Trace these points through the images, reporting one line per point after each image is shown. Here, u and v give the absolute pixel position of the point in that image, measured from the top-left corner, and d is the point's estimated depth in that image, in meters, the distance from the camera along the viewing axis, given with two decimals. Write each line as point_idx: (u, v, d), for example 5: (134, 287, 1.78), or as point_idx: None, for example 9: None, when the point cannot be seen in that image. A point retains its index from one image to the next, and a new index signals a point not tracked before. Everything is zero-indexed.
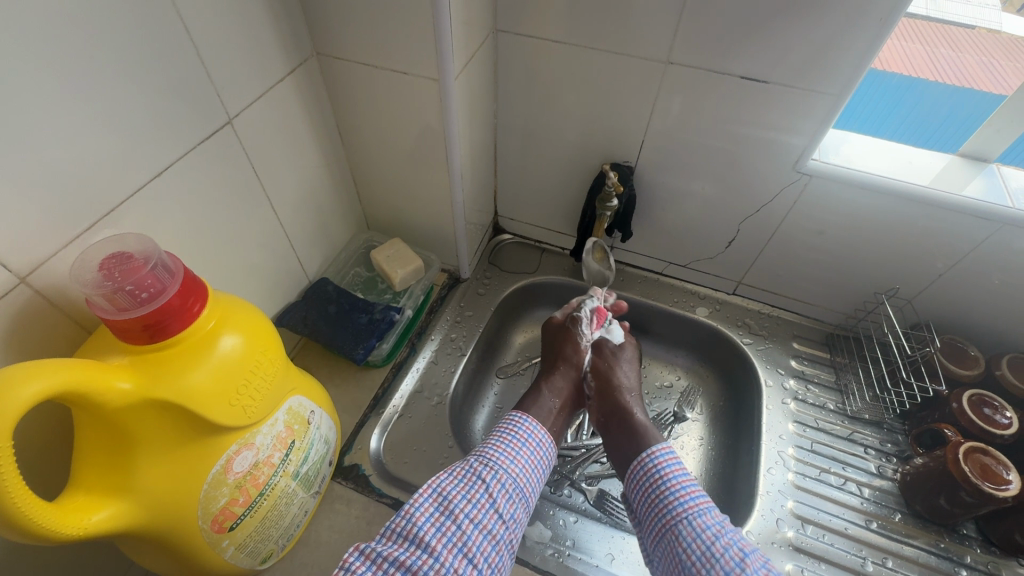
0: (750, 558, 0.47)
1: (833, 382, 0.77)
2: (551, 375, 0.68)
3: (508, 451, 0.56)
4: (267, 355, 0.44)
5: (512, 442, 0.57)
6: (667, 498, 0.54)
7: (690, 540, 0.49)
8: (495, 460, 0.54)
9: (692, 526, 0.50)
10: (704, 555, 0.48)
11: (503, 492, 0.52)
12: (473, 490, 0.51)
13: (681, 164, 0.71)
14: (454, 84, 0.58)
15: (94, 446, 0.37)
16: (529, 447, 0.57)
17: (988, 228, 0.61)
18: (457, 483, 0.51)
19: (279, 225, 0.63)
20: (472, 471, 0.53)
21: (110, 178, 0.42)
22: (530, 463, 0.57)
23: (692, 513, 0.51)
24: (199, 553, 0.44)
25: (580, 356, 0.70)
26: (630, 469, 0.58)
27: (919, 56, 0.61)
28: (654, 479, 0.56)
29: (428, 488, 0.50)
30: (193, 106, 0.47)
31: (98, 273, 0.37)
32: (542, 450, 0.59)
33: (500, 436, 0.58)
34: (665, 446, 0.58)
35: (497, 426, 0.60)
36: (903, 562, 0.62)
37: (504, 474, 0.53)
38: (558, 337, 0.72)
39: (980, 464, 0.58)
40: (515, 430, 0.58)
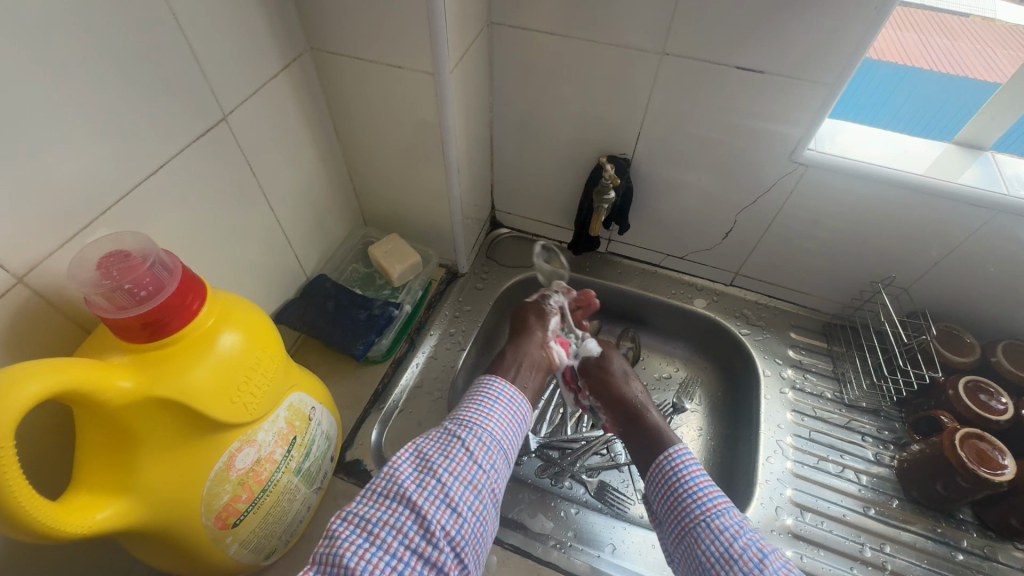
0: (769, 559, 0.48)
1: (831, 371, 0.77)
2: (517, 341, 0.69)
3: (482, 410, 0.56)
4: (267, 352, 0.44)
5: (484, 402, 0.57)
6: (685, 499, 0.54)
7: (708, 543, 0.50)
8: (469, 418, 0.55)
9: (710, 528, 0.51)
10: (722, 558, 0.49)
11: (480, 446, 0.53)
12: (450, 448, 0.52)
13: (678, 156, 0.71)
14: (449, 78, 0.58)
15: (96, 445, 0.37)
16: (502, 404, 0.58)
17: (984, 216, 0.61)
18: (435, 444, 0.52)
19: (276, 221, 0.63)
20: (448, 432, 0.53)
21: (105, 176, 0.41)
22: (506, 419, 0.57)
23: (710, 514, 0.52)
24: (204, 549, 0.45)
25: (544, 323, 0.71)
26: (649, 470, 0.59)
27: (913, 44, 0.61)
28: (672, 479, 0.56)
29: (406, 452, 0.51)
30: (187, 103, 0.46)
31: (96, 272, 0.37)
32: (515, 405, 0.59)
33: (473, 398, 0.58)
34: (680, 447, 0.59)
35: (471, 391, 0.60)
36: (901, 547, 0.63)
37: (480, 430, 0.54)
38: (526, 310, 0.73)
39: (976, 449, 0.59)
40: (487, 391, 0.59)
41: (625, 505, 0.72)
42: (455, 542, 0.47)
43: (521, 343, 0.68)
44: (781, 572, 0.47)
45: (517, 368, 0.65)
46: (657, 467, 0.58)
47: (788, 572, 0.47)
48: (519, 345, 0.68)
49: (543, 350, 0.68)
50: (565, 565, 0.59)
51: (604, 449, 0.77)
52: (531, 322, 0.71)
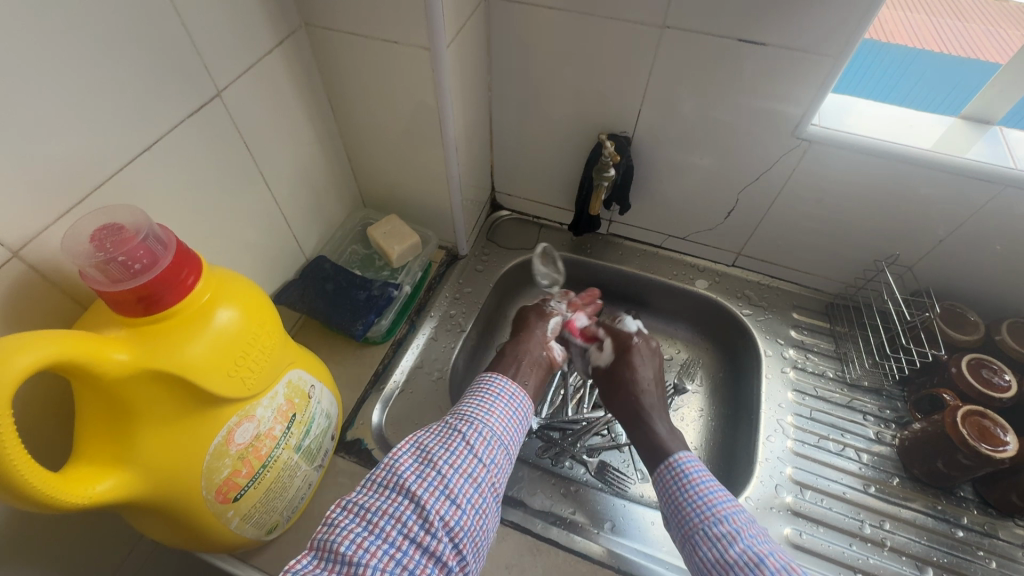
0: (766, 563, 0.44)
1: (833, 352, 0.77)
2: (518, 338, 0.70)
3: (483, 405, 0.57)
4: (263, 328, 0.45)
5: (485, 397, 0.58)
6: (685, 507, 0.51)
7: (706, 551, 0.47)
8: (471, 414, 0.55)
9: (708, 536, 0.48)
10: (719, 566, 0.46)
11: (480, 440, 0.53)
12: (452, 440, 0.52)
13: (680, 133, 0.70)
14: (445, 53, 0.57)
15: (95, 418, 0.37)
16: (504, 399, 0.58)
17: (990, 191, 0.60)
18: (435, 437, 0.52)
19: (273, 201, 0.63)
20: (449, 426, 0.54)
21: (98, 152, 0.41)
22: (507, 414, 0.57)
23: (708, 522, 0.48)
24: (204, 522, 0.45)
25: (543, 322, 0.73)
26: (653, 475, 0.56)
27: (923, 26, 0.62)
28: (671, 489, 0.53)
29: (407, 443, 0.52)
30: (179, 77, 0.46)
31: (89, 245, 0.36)
32: (516, 401, 0.59)
33: (476, 393, 0.59)
34: (682, 454, 0.55)
35: (473, 387, 0.60)
36: (901, 524, 0.62)
37: (481, 425, 0.54)
38: (528, 309, 0.75)
39: (978, 426, 0.59)
40: (489, 387, 0.59)
41: (626, 484, 0.74)
42: (453, 533, 0.47)
43: (522, 340, 0.69)
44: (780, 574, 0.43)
45: (517, 365, 0.65)
46: (659, 476, 0.55)
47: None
48: (518, 342, 0.69)
49: (544, 348, 0.69)
50: (564, 541, 0.59)
51: (604, 430, 0.78)
52: (531, 320, 0.73)
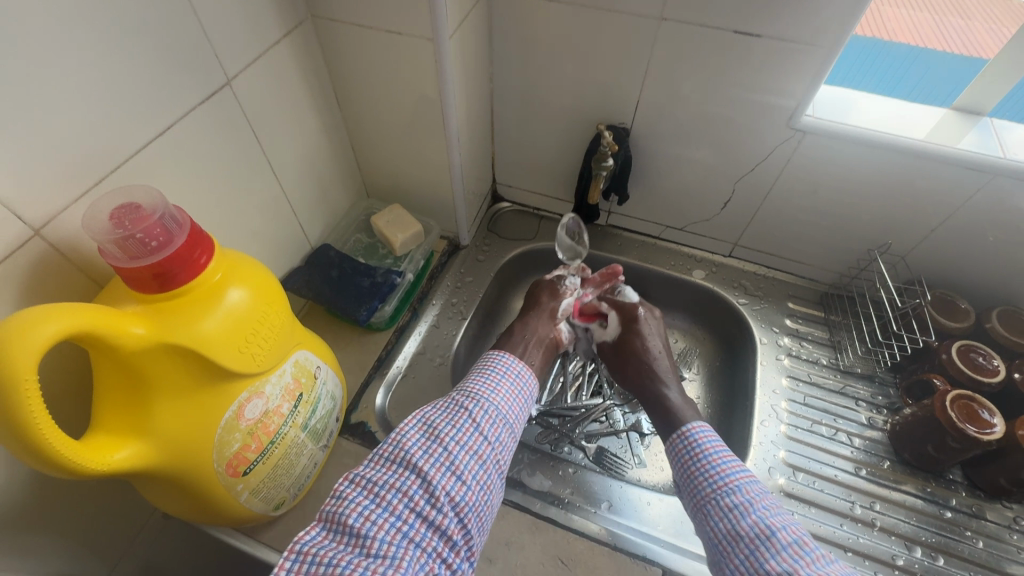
0: (777, 536, 0.45)
1: (828, 340, 0.78)
2: (527, 316, 0.71)
3: (488, 384, 0.58)
4: (272, 308, 0.46)
5: (491, 376, 0.59)
6: (698, 477, 0.53)
7: (717, 521, 0.49)
8: (477, 392, 0.56)
9: (720, 507, 0.50)
10: (729, 535, 0.48)
11: (486, 418, 0.54)
12: (457, 417, 0.53)
13: (678, 124, 0.71)
14: (448, 44, 0.58)
15: (113, 389, 0.39)
16: (509, 378, 0.59)
17: (980, 181, 0.61)
18: (442, 413, 0.53)
19: (280, 189, 0.64)
20: (456, 403, 0.55)
21: (113, 136, 0.43)
22: (512, 394, 0.58)
23: (721, 493, 0.50)
24: (215, 495, 0.47)
25: (555, 301, 0.74)
26: (666, 443, 0.58)
27: (925, 27, 0.65)
28: (685, 459, 0.55)
29: (413, 419, 0.52)
30: (190, 66, 0.47)
31: (108, 222, 0.38)
32: (521, 379, 0.60)
33: (482, 371, 0.60)
34: (697, 425, 0.57)
35: (479, 364, 0.62)
36: (891, 505, 0.64)
37: (487, 403, 0.55)
38: (540, 288, 0.76)
39: (965, 408, 0.60)
40: (495, 366, 0.60)
41: (624, 469, 0.75)
42: (458, 508, 0.48)
43: (530, 320, 0.70)
44: (791, 548, 0.44)
45: (524, 345, 0.67)
46: (672, 444, 0.57)
47: (802, 549, 0.44)
48: (527, 321, 0.70)
49: (552, 329, 0.71)
50: (563, 520, 0.60)
51: (603, 417, 0.80)
52: (543, 299, 0.74)
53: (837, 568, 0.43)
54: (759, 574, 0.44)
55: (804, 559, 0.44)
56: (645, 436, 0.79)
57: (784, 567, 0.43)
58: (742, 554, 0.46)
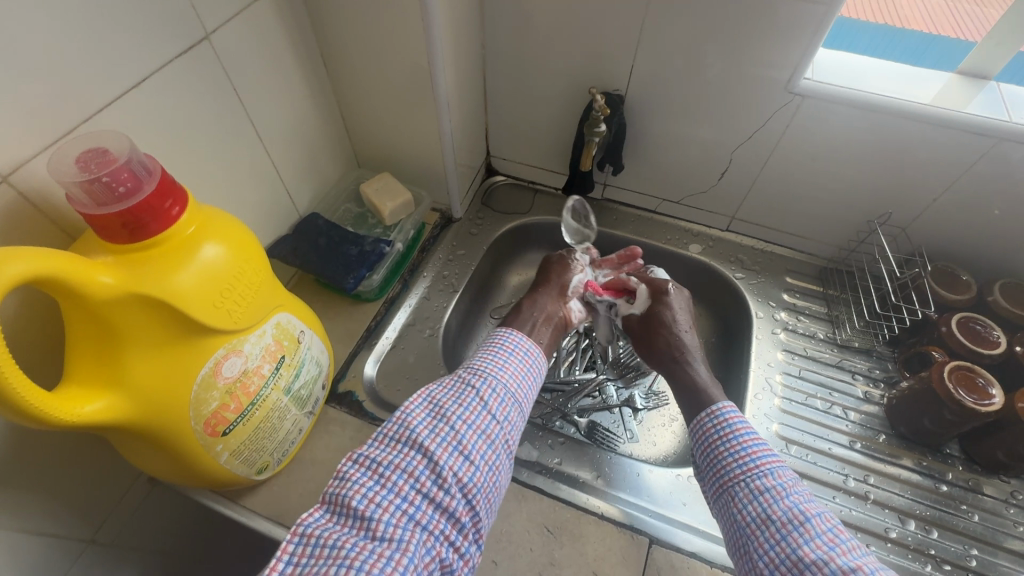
0: (811, 523, 0.44)
1: (826, 314, 0.77)
2: (535, 293, 0.70)
3: (496, 360, 0.55)
4: (249, 265, 0.45)
5: (499, 353, 0.56)
6: (725, 457, 0.51)
7: (746, 504, 0.47)
8: (484, 368, 0.54)
9: (749, 489, 0.48)
10: (759, 519, 0.46)
11: (494, 396, 0.52)
12: (465, 396, 0.51)
13: (673, 91, 0.69)
14: (435, 1, 0.56)
15: (85, 341, 0.38)
16: (517, 356, 0.57)
17: (984, 147, 0.59)
18: (448, 392, 0.51)
19: (265, 154, 0.63)
20: (462, 380, 0.52)
21: (81, 85, 0.42)
22: (520, 371, 0.56)
23: (751, 475, 0.48)
24: (193, 454, 0.46)
25: (564, 278, 0.72)
26: (690, 422, 0.55)
27: (938, 13, 0.65)
28: (711, 436, 0.53)
29: (418, 398, 0.50)
30: (164, 17, 0.46)
31: (74, 165, 0.37)
32: (530, 358, 0.58)
33: (488, 349, 0.57)
34: (725, 405, 0.55)
35: (486, 341, 0.59)
36: (885, 479, 0.63)
37: (494, 381, 0.53)
38: (551, 264, 0.75)
39: (962, 377, 0.59)
40: (502, 343, 0.58)
41: (615, 443, 0.74)
42: (466, 489, 0.46)
43: (538, 296, 0.69)
44: (825, 535, 0.43)
45: (533, 322, 0.65)
46: (698, 423, 0.54)
47: (838, 539, 0.43)
48: (535, 298, 0.68)
49: (561, 305, 0.69)
50: (549, 489, 0.60)
51: (596, 392, 0.79)
52: (552, 276, 0.72)
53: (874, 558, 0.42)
54: (791, 560, 0.43)
55: (839, 548, 0.42)
56: (638, 412, 0.78)
57: (818, 555, 0.42)
58: (773, 539, 0.44)
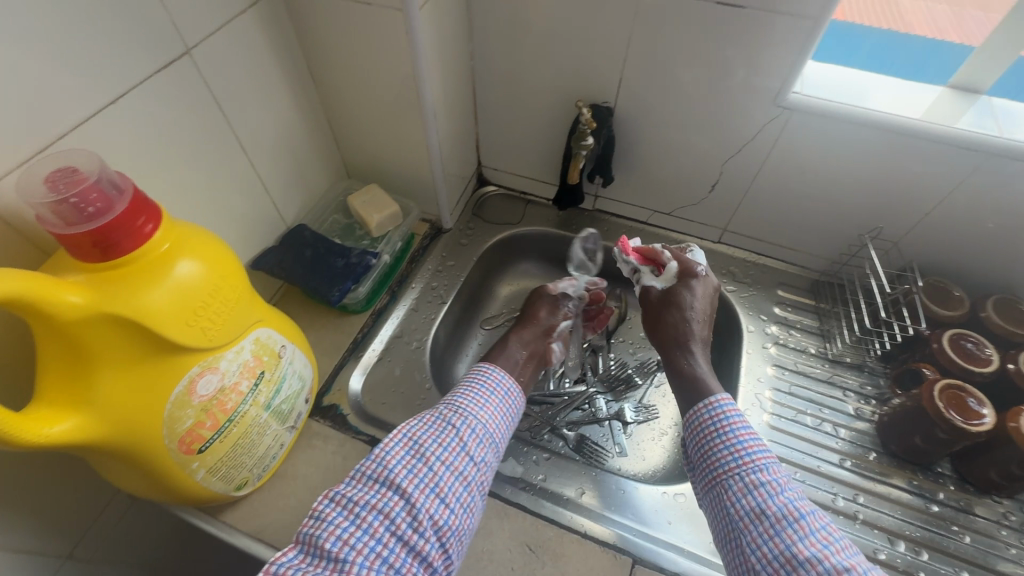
0: (805, 520, 0.45)
1: (817, 328, 0.76)
2: (522, 328, 0.71)
3: (477, 398, 0.56)
4: (227, 282, 0.45)
5: (479, 391, 0.57)
6: (721, 451, 0.52)
7: (741, 497, 0.48)
8: (465, 408, 0.54)
9: (745, 483, 0.49)
10: (753, 513, 0.47)
11: (473, 436, 0.52)
12: (444, 435, 0.51)
13: (662, 103, 0.69)
14: (419, 15, 0.56)
15: (55, 360, 0.38)
16: (498, 395, 0.57)
17: (974, 162, 0.59)
18: (428, 428, 0.51)
19: (250, 166, 0.63)
20: (442, 418, 0.53)
21: (57, 101, 0.42)
22: (499, 411, 0.56)
23: (747, 468, 0.50)
24: (168, 472, 0.46)
25: (552, 317, 0.73)
26: (687, 414, 0.57)
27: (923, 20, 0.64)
28: (708, 429, 0.54)
29: (398, 434, 0.50)
30: (144, 32, 0.46)
31: (43, 186, 0.37)
32: (510, 397, 0.58)
33: (470, 386, 0.57)
34: (723, 397, 0.56)
35: (467, 376, 0.60)
36: (874, 498, 0.62)
37: (474, 420, 0.53)
38: (540, 300, 0.76)
39: (953, 398, 0.58)
40: (484, 380, 0.58)
41: (604, 458, 0.74)
42: (440, 532, 0.46)
43: (525, 332, 0.70)
44: (819, 533, 0.44)
45: (515, 360, 0.66)
46: (695, 413, 0.56)
47: (830, 537, 0.44)
48: (522, 334, 0.70)
49: (545, 342, 0.71)
50: (532, 507, 0.59)
51: (585, 405, 0.78)
52: (541, 314, 0.73)
53: (865, 558, 0.43)
54: (784, 555, 0.44)
55: (833, 547, 0.44)
56: (628, 425, 0.77)
57: (812, 552, 0.43)
58: (767, 534, 0.45)
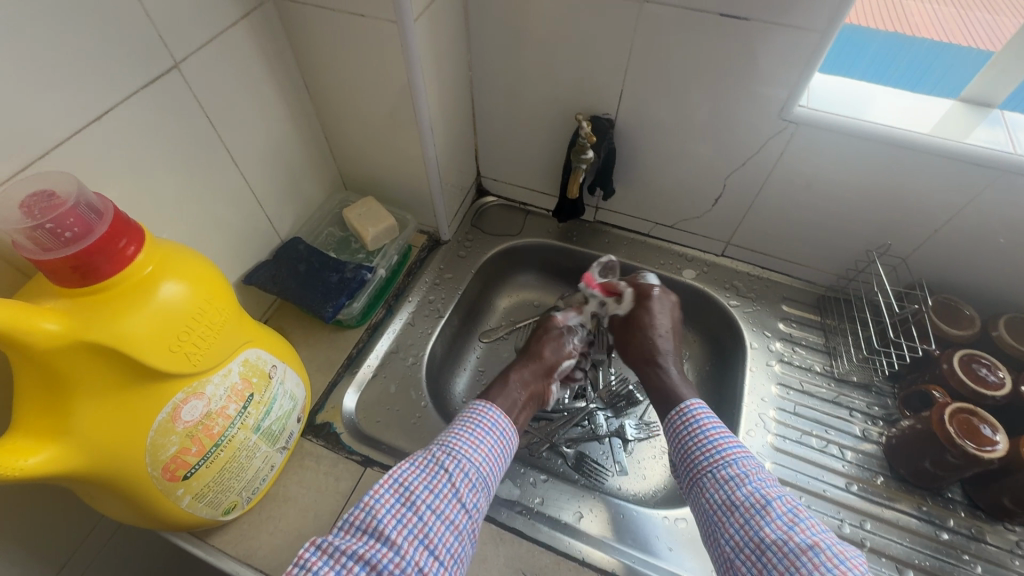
0: (772, 505, 0.48)
1: (823, 345, 0.74)
2: (523, 366, 0.68)
3: (472, 438, 0.54)
4: (213, 304, 0.44)
5: (473, 430, 0.55)
6: (695, 451, 0.55)
7: (713, 492, 0.51)
8: (459, 449, 0.53)
9: (716, 478, 0.52)
10: (724, 505, 0.50)
11: (466, 481, 0.51)
12: (436, 481, 0.50)
13: (664, 115, 0.67)
14: (414, 27, 0.55)
15: (31, 389, 0.37)
16: (493, 435, 0.56)
17: (986, 179, 0.57)
18: (419, 474, 0.50)
19: (243, 180, 0.62)
20: (435, 461, 0.51)
21: (37, 119, 0.40)
22: (494, 452, 0.55)
23: (717, 466, 0.53)
24: (152, 500, 0.44)
25: (556, 356, 0.71)
26: (664, 420, 0.60)
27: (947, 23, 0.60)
28: (681, 433, 0.57)
29: (388, 479, 0.49)
30: (131, 47, 0.45)
31: (18, 211, 0.35)
32: (505, 438, 0.57)
33: (465, 424, 0.56)
34: (694, 402, 0.59)
35: (461, 414, 0.58)
36: (883, 525, 0.60)
37: (467, 463, 0.52)
38: (544, 335, 0.73)
39: (965, 424, 0.56)
40: (480, 419, 0.57)
41: (603, 476, 0.72)
42: None
43: (527, 369, 0.68)
44: (785, 516, 0.47)
45: (515, 399, 0.63)
46: (670, 421, 0.59)
47: (796, 518, 0.47)
48: (523, 372, 0.67)
49: (545, 381, 0.68)
50: (529, 532, 0.57)
51: (585, 421, 0.76)
52: (545, 354, 0.70)
53: (831, 535, 0.46)
54: (754, 541, 0.47)
55: (798, 526, 0.47)
56: (628, 442, 0.75)
57: (778, 535, 0.46)
58: (738, 523, 0.49)
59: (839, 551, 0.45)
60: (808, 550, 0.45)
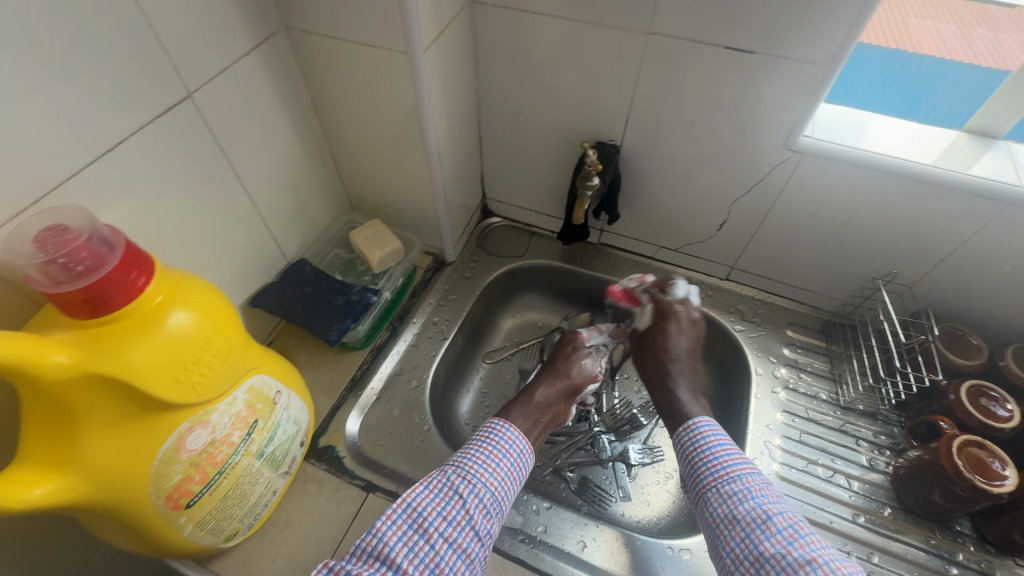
0: (773, 520, 0.48)
1: (828, 372, 0.74)
2: (548, 383, 0.67)
3: (488, 463, 0.54)
4: (220, 333, 0.44)
5: (486, 449, 0.55)
6: (702, 467, 0.54)
7: (716, 507, 0.51)
8: (473, 473, 0.52)
9: (720, 493, 0.52)
10: (726, 519, 0.50)
11: (480, 507, 0.50)
12: (449, 507, 0.49)
13: (669, 142, 0.68)
14: (423, 57, 0.56)
15: (39, 421, 0.37)
16: (506, 457, 0.55)
17: (991, 210, 0.57)
18: (433, 498, 0.50)
19: (251, 204, 0.62)
20: (449, 485, 0.51)
21: (53, 150, 0.41)
22: (508, 474, 0.54)
23: (721, 481, 0.52)
24: (154, 528, 0.44)
25: (579, 378, 0.69)
26: (672, 435, 0.59)
27: (956, 40, 0.58)
28: (688, 450, 0.56)
29: (402, 502, 0.49)
30: (145, 79, 0.46)
31: (31, 245, 0.36)
32: (519, 461, 0.56)
33: (480, 444, 0.55)
34: (702, 418, 0.58)
35: (478, 433, 0.58)
36: (890, 558, 0.59)
37: (480, 487, 0.51)
38: (570, 354, 0.71)
39: (974, 458, 0.55)
40: (497, 439, 0.56)
41: (607, 502, 0.72)
42: None
43: (550, 387, 0.66)
44: (785, 531, 0.47)
45: (535, 419, 0.62)
46: (678, 437, 0.58)
47: (797, 533, 0.47)
48: (547, 391, 0.66)
49: (565, 403, 0.67)
50: (531, 561, 0.57)
51: (588, 445, 0.76)
52: (569, 372, 0.68)
53: (831, 550, 0.45)
54: (753, 555, 0.47)
55: (798, 541, 0.46)
56: (632, 467, 0.74)
57: (777, 549, 0.46)
58: (738, 537, 0.48)
59: (837, 568, 0.44)
60: (805, 565, 0.44)
